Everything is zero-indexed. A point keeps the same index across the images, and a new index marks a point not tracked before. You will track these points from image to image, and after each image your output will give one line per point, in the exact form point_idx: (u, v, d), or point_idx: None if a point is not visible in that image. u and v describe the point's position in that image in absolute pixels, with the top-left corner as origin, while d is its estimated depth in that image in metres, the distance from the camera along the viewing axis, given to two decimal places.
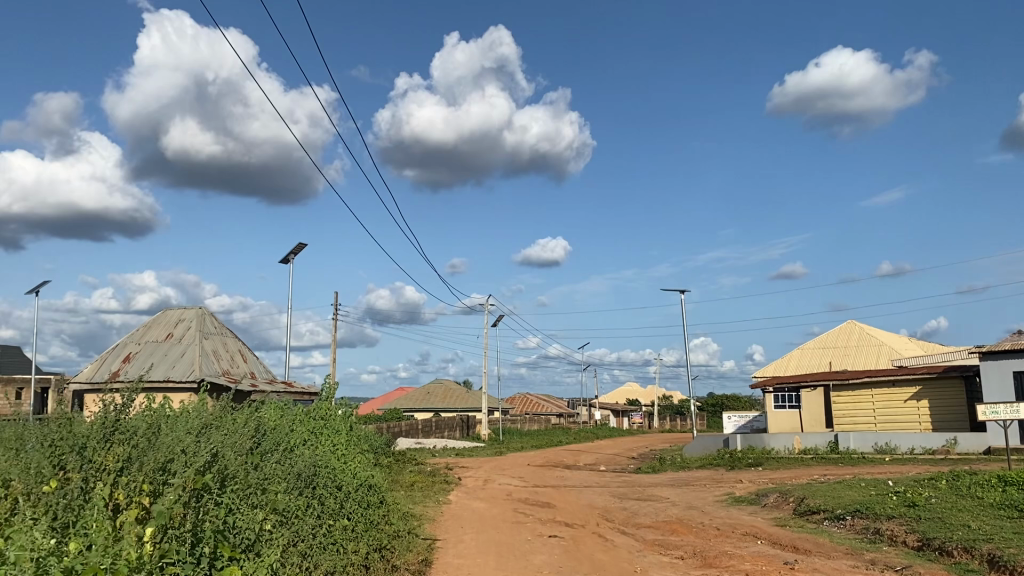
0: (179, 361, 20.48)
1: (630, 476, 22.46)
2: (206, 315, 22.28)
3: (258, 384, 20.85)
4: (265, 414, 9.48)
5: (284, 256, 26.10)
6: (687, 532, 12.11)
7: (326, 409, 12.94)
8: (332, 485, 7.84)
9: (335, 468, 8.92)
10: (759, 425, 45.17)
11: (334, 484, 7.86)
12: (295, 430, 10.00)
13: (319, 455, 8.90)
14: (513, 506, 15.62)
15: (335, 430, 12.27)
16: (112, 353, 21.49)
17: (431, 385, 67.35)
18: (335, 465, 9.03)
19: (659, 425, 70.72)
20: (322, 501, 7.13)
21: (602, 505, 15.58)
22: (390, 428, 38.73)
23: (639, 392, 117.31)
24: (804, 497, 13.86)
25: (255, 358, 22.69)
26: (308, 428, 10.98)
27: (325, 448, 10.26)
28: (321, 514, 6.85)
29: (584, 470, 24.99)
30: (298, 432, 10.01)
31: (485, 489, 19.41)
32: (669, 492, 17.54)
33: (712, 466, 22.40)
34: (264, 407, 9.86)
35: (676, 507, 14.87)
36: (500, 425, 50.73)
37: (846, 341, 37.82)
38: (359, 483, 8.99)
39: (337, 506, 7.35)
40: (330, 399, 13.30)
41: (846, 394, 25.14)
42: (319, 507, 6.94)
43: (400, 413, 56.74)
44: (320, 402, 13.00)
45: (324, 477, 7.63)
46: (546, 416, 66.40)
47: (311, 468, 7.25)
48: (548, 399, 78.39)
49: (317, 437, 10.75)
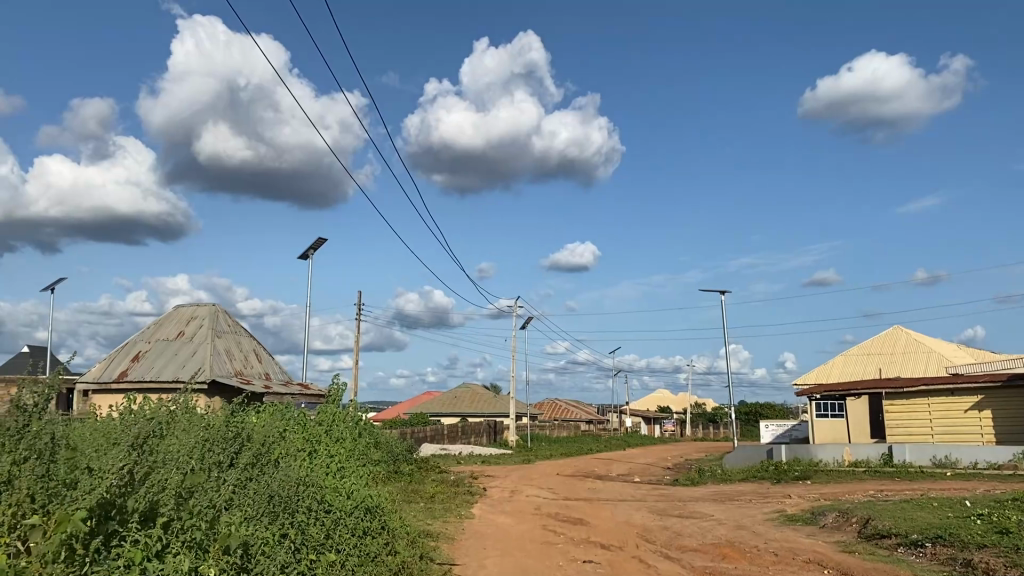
0: (189, 360, 19.40)
1: (667, 489, 20.97)
2: (219, 312, 21.20)
3: (273, 386, 19.71)
4: (251, 419, 8.18)
5: (303, 253, 23.19)
6: (741, 558, 10.64)
7: (332, 412, 11.61)
8: (321, 511, 6.59)
9: (327, 488, 7.59)
10: (798, 435, 43.33)
11: (320, 509, 6.55)
12: (293, 442, 8.78)
13: (308, 473, 7.56)
14: (542, 522, 14.30)
15: (344, 437, 10.98)
16: (121, 352, 20.49)
17: (458, 389, 66.28)
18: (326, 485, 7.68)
19: (692, 433, 68.84)
20: (304, 531, 5.84)
21: (640, 523, 14.21)
22: (415, 433, 37.55)
23: (670, 399, 115.29)
24: (871, 517, 12.32)
25: (270, 359, 21.52)
26: (307, 436, 9.63)
27: (321, 461, 8.91)
28: (300, 548, 5.54)
29: (617, 481, 23.58)
30: (297, 445, 8.78)
31: (512, 501, 18.11)
32: (714, 509, 16.06)
33: (757, 480, 20.84)
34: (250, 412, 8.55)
35: (724, 527, 13.42)
36: (528, 431, 49.42)
37: (892, 347, 35.95)
38: (355, 505, 7.65)
39: (322, 537, 6.05)
40: (337, 403, 11.95)
41: (899, 403, 23.46)
42: (299, 539, 5.64)
43: (426, 417, 55.71)
44: (326, 405, 11.67)
45: (309, 500, 6.33)
46: (575, 422, 64.97)
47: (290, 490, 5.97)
48: (578, 405, 76.93)
49: (322, 447, 9.50)
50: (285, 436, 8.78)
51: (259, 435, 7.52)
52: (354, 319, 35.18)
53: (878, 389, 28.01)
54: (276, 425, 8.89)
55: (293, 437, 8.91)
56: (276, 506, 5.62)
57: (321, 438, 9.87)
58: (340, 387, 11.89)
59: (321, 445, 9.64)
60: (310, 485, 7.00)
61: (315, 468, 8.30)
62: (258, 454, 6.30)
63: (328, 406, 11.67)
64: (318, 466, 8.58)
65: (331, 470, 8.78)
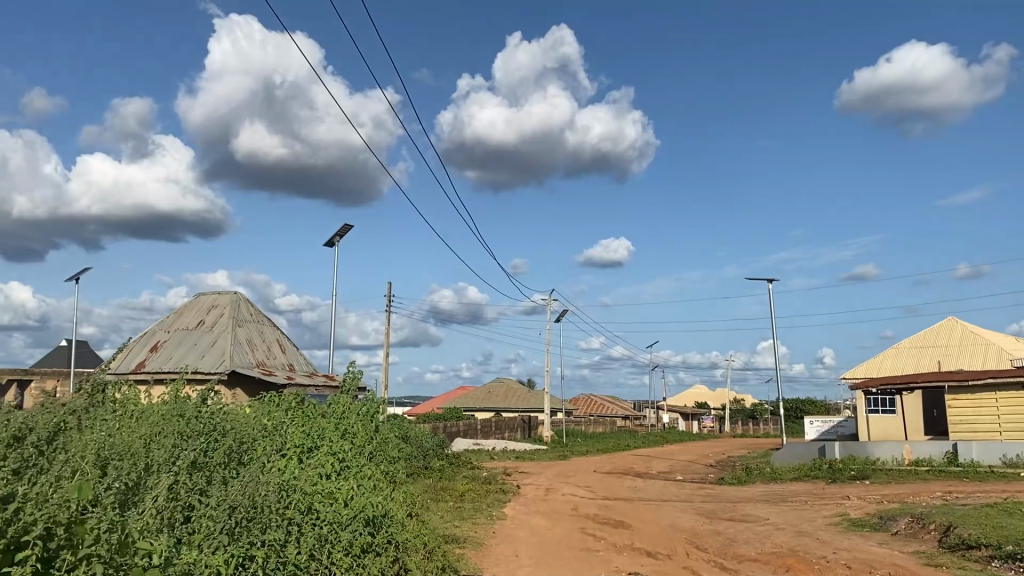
0: (209, 350, 18.50)
1: (713, 489, 19.66)
2: (241, 300, 20.27)
3: (296, 377, 18.75)
4: (243, 418, 7.25)
5: (330, 239, 22.19)
6: (809, 572, 9.35)
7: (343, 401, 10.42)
8: (312, 521, 5.71)
9: (331, 491, 6.58)
10: (845, 431, 41.54)
11: (309, 522, 5.58)
12: (303, 437, 7.93)
13: (307, 477, 6.57)
14: (580, 525, 13.09)
15: (365, 428, 10.07)
16: (140, 342, 19.76)
17: (492, 384, 65.34)
18: (331, 487, 6.67)
19: (731, 430, 67.08)
20: (279, 553, 4.89)
21: (688, 527, 12.95)
22: (448, 428, 36.57)
23: (707, 394, 113.23)
24: (953, 523, 10.93)
25: (295, 349, 20.57)
26: (319, 425, 8.54)
27: (333, 455, 7.84)
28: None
29: (658, 480, 22.29)
30: (308, 440, 7.91)
31: (547, 500, 16.97)
32: (768, 512, 14.79)
33: (810, 479, 19.42)
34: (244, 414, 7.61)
35: (783, 533, 12.12)
36: (563, 426, 48.24)
37: (947, 340, 34.08)
38: (367, 509, 6.58)
39: (305, 558, 5.07)
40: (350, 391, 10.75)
41: (963, 397, 21.85)
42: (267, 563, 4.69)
43: (460, 412, 54.83)
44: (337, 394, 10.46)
45: (291, 514, 5.37)
46: (612, 418, 63.64)
47: (261, 500, 5.04)
48: (614, 401, 75.55)
49: (337, 437, 8.62)
50: (291, 431, 7.91)
51: (248, 434, 6.59)
52: (384, 311, 34.23)
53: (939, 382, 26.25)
54: (281, 424, 8.04)
55: (300, 430, 8.07)
56: (244, 523, 4.76)
57: (338, 427, 9.01)
58: (355, 377, 10.90)
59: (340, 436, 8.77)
60: (303, 492, 6.02)
61: (328, 468, 7.42)
62: (229, 465, 5.44)
63: (345, 393, 10.70)
64: (332, 458, 7.71)
65: (346, 463, 7.87)
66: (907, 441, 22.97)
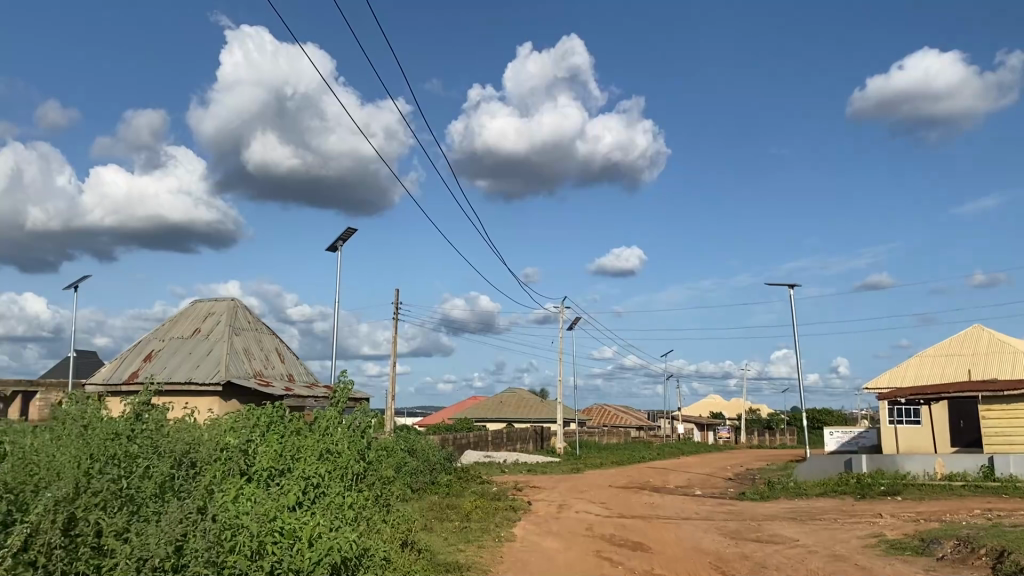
0: (204, 360, 17.68)
1: (735, 505, 18.67)
2: (239, 307, 19.44)
3: (295, 388, 17.87)
4: (198, 440, 6.48)
5: (333, 244, 21.36)
6: None
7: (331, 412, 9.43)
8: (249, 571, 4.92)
9: (292, 525, 5.75)
10: (867, 442, 40.34)
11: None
12: (282, 456, 7.19)
13: (264, 509, 5.76)
14: (595, 547, 12.12)
15: (359, 447, 9.20)
16: (134, 351, 18.99)
17: (504, 394, 64.40)
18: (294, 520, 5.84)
19: (747, 441, 65.81)
20: None
21: (712, 549, 11.98)
22: (457, 439, 35.66)
23: (722, 404, 111.83)
24: (1005, 548, 9.92)
25: (294, 358, 19.72)
26: (296, 443, 7.65)
27: (306, 478, 6.97)
28: None
29: (676, 495, 21.27)
30: (285, 460, 7.16)
31: (559, 519, 16.04)
32: (795, 531, 13.81)
33: (838, 495, 18.37)
34: (203, 434, 6.81)
35: (816, 557, 11.12)
36: (577, 437, 47.20)
37: (973, 348, 32.90)
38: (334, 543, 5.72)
39: None
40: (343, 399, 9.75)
41: (997, 408, 20.77)
42: None
43: (471, 423, 53.87)
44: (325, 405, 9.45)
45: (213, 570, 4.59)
46: (625, 429, 62.53)
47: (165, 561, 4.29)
48: (627, 411, 74.41)
49: (324, 457, 7.82)
50: (268, 448, 7.16)
51: (193, 464, 5.84)
52: (392, 321, 33.35)
53: (971, 392, 25.14)
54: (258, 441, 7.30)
55: (281, 447, 7.32)
56: None
57: (329, 442, 8.20)
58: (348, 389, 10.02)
59: (329, 454, 7.94)
60: (245, 531, 5.22)
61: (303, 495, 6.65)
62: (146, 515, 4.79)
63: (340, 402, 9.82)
64: (311, 479, 6.95)
65: (328, 486, 7.08)
66: (937, 454, 21.87)
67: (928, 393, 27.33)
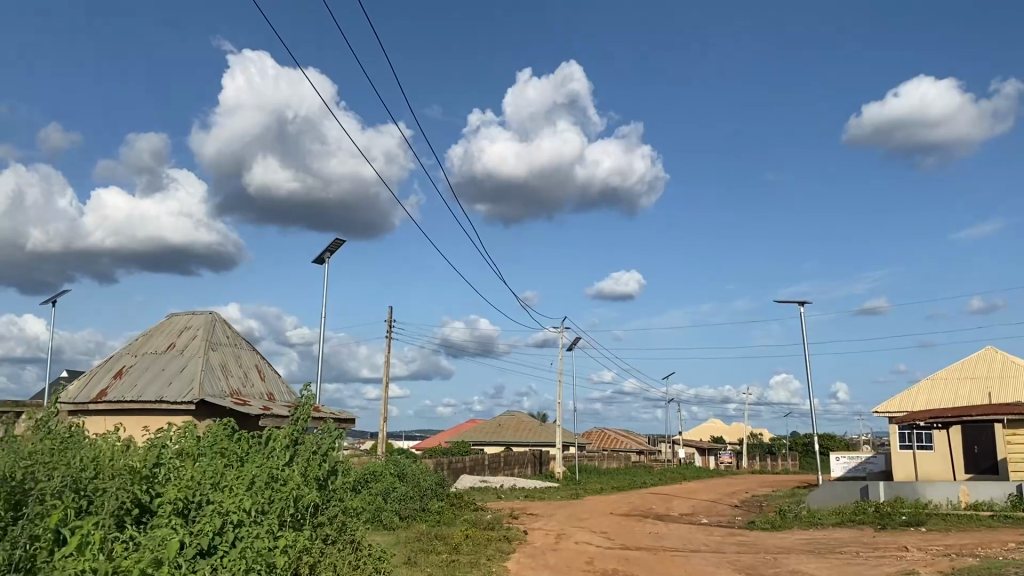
0: (176, 377, 16.47)
1: (746, 536, 17.42)
2: (217, 322, 18.26)
3: (273, 408, 16.63)
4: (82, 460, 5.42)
5: (318, 257, 20.18)
6: None
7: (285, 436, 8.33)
8: None
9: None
10: (875, 467, 39.04)
11: None
12: (198, 486, 6.13)
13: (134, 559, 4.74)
14: None
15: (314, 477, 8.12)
16: (104, 367, 17.78)
17: (501, 417, 63.09)
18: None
19: (750, 466, 64.43)
20: None
21: None
22: (452, 464, 34.30)
23: (722, 429, 110.50)
24: None
25: (275, 375, 18.51)
26: (219, 474, 6.48)
27: (220, 514, 5.86)
28: None
29: (682, 524, 19.98)
30: (203, 488, 6.14)
31: (557, 551, 14.76)
32: (816, 566, 12.56)
33: (857, 526, 17.09)
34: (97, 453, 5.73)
35: None
36: (577, 461, 45.86)
37: (987, 371, 31.77)
38: None
39: None
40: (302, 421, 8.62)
41: None
42: None
43: (467, 446, 52.49)
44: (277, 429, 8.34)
45: None
46: (625, 453, 61.15)
47: None
48: (627, 435, 73.07)
49: (257, 487, 6.77)
50: (183, 475, 6.14)
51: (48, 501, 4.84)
52: (385, 339, 32.10)
53: (996, 415, 23.74)
54: (171, 468, 6.29)
55: (199, 473, 6.30)
56: None
57: (268, 473, 7.14)
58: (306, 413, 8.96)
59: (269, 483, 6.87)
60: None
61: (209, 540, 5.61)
62: None
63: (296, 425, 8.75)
64: (229, 514, 5.90)
65: (250, 524, 6.03)
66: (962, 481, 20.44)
67: (949, 417, 25.85)
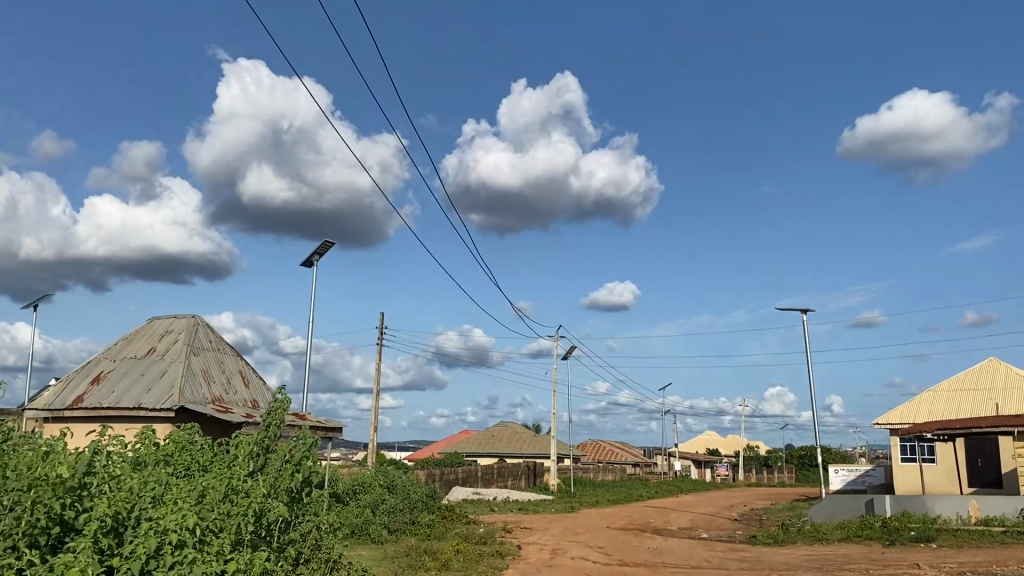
0: (156, 383, 15.80)
1: (748, 551, 16.75)
2: (199, 325, 17.59)
3: (257, 416, 15.98)
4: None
5: (307, 260, 19.56)
6: None
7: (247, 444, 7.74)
8: None
9: None
10: (874, 480, 38.42)
11: None
12: (137, 499, 5.47)
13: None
14: None
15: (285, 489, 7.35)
16: (82, 373, 17.09)
17: (495, 428, 62.32)
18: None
19: (746, 479, 63.80)
20: None
21: None
22: (444, 475, 33.58)
23: (718, 441, 109.83)
24: None
25: (259, 382, 17.84)
26: (159, 492, 5.81)
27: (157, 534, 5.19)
28: None
29: (681, 539, 19.32)
30: (141, 504, 5.46)
31: (553, 568, 14.12)
32: None
33: (864, 541, 16.44)
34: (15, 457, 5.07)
35: None
36: (571, 473, 45.14)
37: (989, 383, 31.23)
38: None
39: None
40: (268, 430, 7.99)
41: None
42: None
43: (460, 457, 51.70)
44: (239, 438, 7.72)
45: None
46: (621, 465, 60.51)
47: None
48: (622, 447, 72.32)
49: (209, 504, 6.08)
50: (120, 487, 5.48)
51: None
52: (376, 346, 31.40)
53: (1005, 427, 23.07)
54: (109, 481, 5.62)
55: (140, 487, 5.62)
56: None
57: (225, 487, 6.42)
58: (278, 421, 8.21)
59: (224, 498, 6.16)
60: None
61: (141, 563, 4.92)
62: None
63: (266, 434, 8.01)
64: (169, 533, 5.25)
65: (192, 546, 5.33)
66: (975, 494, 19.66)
67: (958, 427, 25.10)
